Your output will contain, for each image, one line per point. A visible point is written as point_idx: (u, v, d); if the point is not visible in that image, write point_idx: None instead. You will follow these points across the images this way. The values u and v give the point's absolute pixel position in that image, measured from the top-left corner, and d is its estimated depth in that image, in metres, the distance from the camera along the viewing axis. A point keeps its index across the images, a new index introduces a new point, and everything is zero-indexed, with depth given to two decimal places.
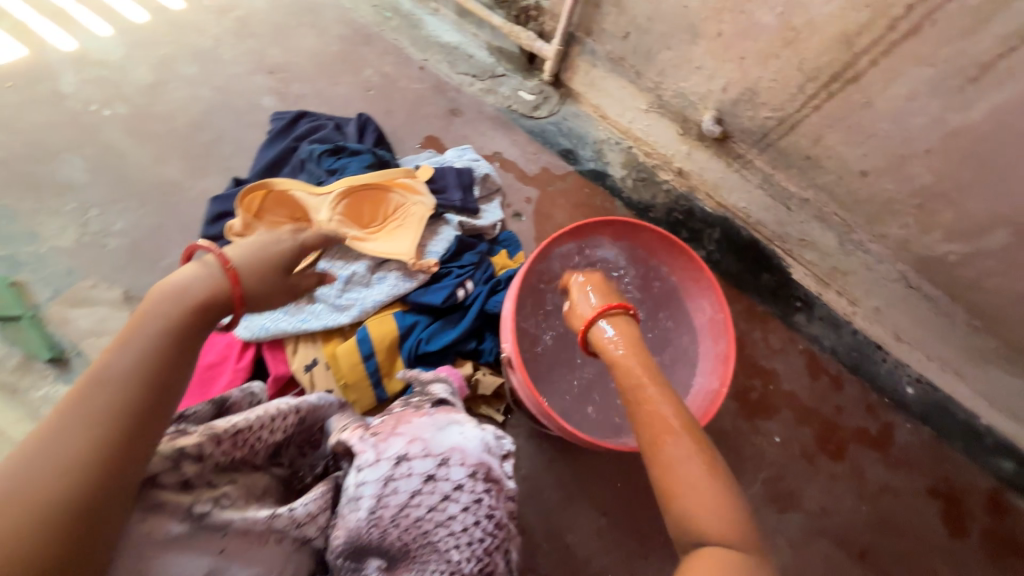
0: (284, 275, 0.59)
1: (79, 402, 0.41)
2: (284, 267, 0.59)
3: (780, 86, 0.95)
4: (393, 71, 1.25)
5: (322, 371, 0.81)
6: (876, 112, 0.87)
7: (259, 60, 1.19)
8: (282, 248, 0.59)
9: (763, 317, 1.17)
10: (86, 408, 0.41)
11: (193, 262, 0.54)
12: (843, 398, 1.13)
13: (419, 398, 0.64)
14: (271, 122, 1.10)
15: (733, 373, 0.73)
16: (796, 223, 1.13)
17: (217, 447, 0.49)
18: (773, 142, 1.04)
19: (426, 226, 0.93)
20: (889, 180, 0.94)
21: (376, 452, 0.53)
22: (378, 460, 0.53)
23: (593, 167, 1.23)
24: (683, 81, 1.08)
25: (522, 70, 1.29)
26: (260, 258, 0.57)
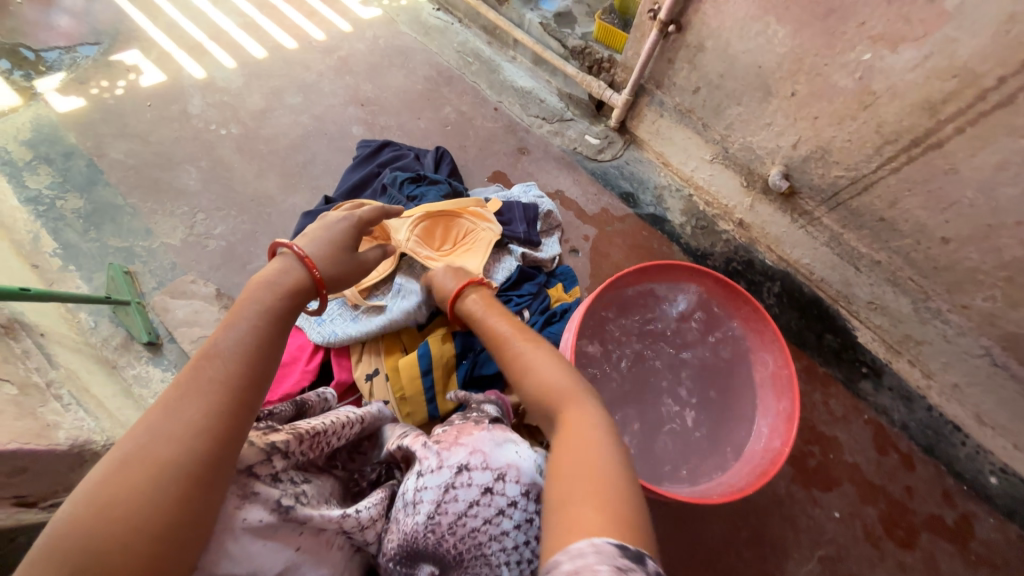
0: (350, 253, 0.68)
1: (197, 371, 0.45)
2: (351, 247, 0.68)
3: (855, 147, 0.94)
4: (470, 110, 1.35)
5: (381, 382, 0.85)
6: (961, 179, 0.85)
7: (354, 94, 1.33)
8: (342, 229, 0.68)
9: (824, 379, 1.11)
10: (203, 376, 0.45)
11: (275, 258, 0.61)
12: (914, 479, 1.04)
13: (477, 414, 0.65)
14: (358, 148, 1.21)
15: (797, 434, 0.71)
16: (865, 285, 1.09)
17: (299, 446, 0.52)
18: (844, 201, 1.03)
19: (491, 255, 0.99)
20: (974, 250, 0.90)
21: (438, 459, 0.56)
22: (440, 467, 0.55)
23: (652, 211, 1.26)
24: (752, 136, 1.09)
25: (589, 116, 1.36)
26: (328, 245, 0.66)
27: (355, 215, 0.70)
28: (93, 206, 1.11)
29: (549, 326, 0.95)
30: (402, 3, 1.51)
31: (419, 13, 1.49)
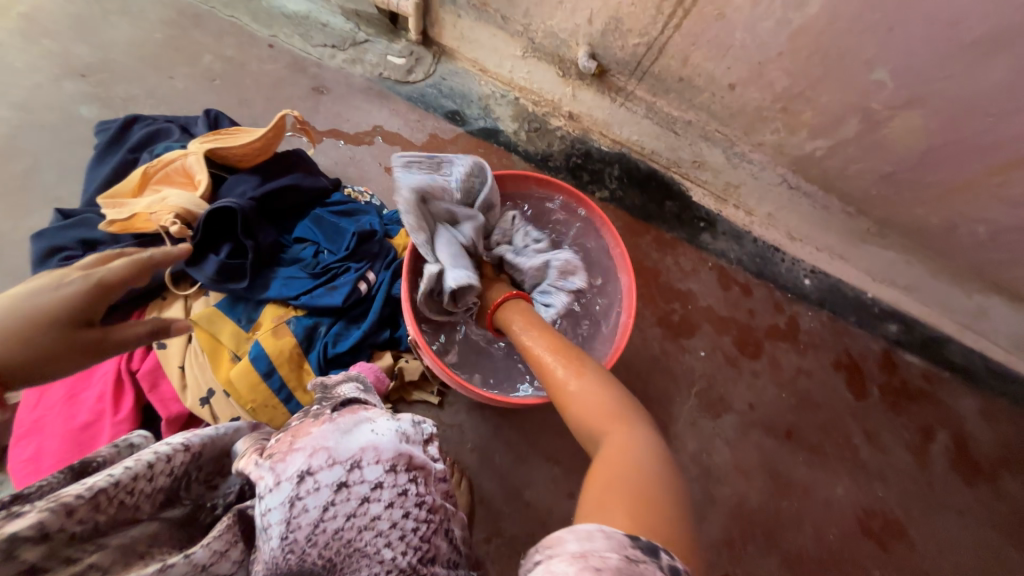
0: (68, 329, 0.45)
1: None
2: (73, 319, 0.46)
3: (639, 10, 0.93)
4: (238, 54, 1.10)
5: (222, 400, 0.74)
6: (729, 23, 0.88)
7: (64, 63, 1.00)
8: (64, 296, 0.45)
9: (672, 242, 1.21)
10: None
11: None
12: (754, 302, 1.22)
13: (322, 404, 0.55)
14: (96, 134, 0.93)
15: (636, 302, 0.78)
16: (686, 146, 1.17)
17: (67, 520, 0.43)
18: (648, 69, 1.05)
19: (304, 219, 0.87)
20: (754, 89, 0.98)
21: (275, 475, 0.46)
22: (279, 483, 0.46)
23: (483, 125, 1.19)
24: (550, 19, 1.03)
25: (386, 33, 1.19)
26: (22, 322, 0.43)
27: (90, 276, 0.47)
28: None
29: (399, 278, 0.86)
30: None
31: None
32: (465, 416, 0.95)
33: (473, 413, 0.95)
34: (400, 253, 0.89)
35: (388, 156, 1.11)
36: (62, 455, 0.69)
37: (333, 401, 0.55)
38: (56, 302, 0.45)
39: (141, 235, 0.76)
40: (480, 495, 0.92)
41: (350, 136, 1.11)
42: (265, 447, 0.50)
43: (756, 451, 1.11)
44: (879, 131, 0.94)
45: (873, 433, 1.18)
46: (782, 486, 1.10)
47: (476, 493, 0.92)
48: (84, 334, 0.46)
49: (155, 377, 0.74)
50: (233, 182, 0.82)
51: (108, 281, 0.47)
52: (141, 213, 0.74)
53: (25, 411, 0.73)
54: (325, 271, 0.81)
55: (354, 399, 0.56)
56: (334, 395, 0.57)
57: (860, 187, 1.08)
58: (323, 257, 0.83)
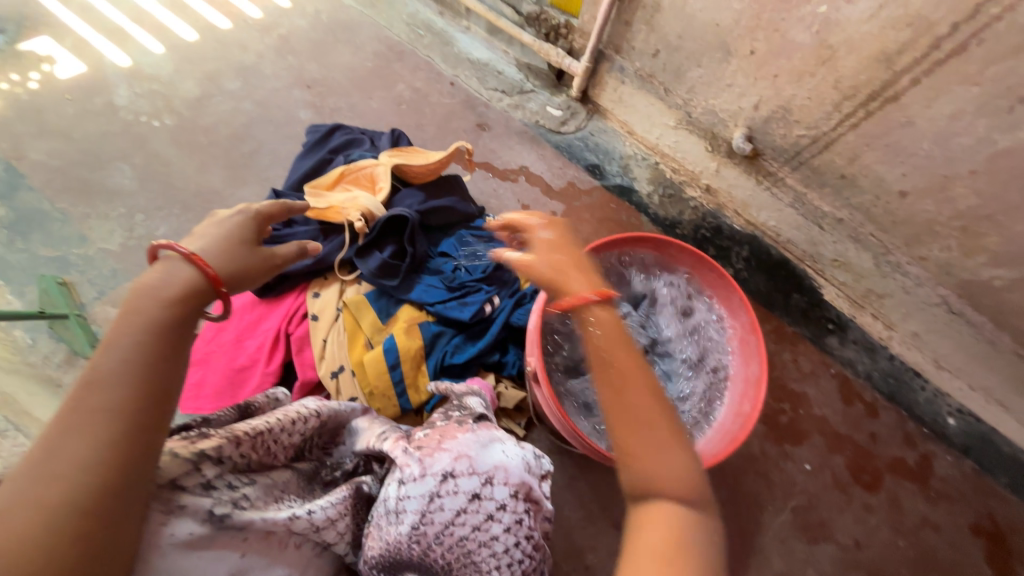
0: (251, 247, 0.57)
1: (80, 402, 0.39)
2: (251, 241, 0.58)
3: (814, 105, 0.93)
4: (424, 86, 1.28)
5: (348, 379, 0.82)
6: (917, 132, 0.85)
7: (298, 75, 1.24)
8: (239, 223, 0.58)
9: (793, 338, 1.14)
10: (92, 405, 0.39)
11: (157, 262, 0.49)
12: (879, 426, 1.08)
13: (461, 413, 0.60)
14: (307, 133, 1.13)
15: (765, 397, 0.71)
16: (830, 243, 1.11)
17: (237, 449, 0.51)
18: (807, 160, 1.02)
19: (447, 235, 0.96)
20: (929, 202, 0.91)
21: (421, 467, 0.50)
22: (423, 476, 0.49)
23: (619, 182, 1.24)
24: (713, 98, 1.07)
25: (549, 86, 1.31)
26: (222, 243, 0.55)
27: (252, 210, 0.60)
28: (16, 216, 0.99)
29: (519, 308, 0.91)
30: None
31: None
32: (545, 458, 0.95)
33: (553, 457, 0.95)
34: (523, 283, 0.96)
35: (526, 194, 1.20)
36: (220, 389, 0.82)
37: (471, 412, 0.60)
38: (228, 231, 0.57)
39: (327, 223, 0.91)
40: None
41: (498, 171, 1.22)
42: (410, 437, 0.55)
43: None
44: None
45: None
46: None
47: None
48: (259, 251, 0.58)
49: (301, 343, 0.85)
50: (407, 196, 0.94)
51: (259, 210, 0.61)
52: (335, 205, 0.89)
53: (201, 342, 0.87)
54: (460, 287, 0.89)
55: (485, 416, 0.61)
56: (466, 403, 0.63)
57: None
58: (461, 273, 0.91)
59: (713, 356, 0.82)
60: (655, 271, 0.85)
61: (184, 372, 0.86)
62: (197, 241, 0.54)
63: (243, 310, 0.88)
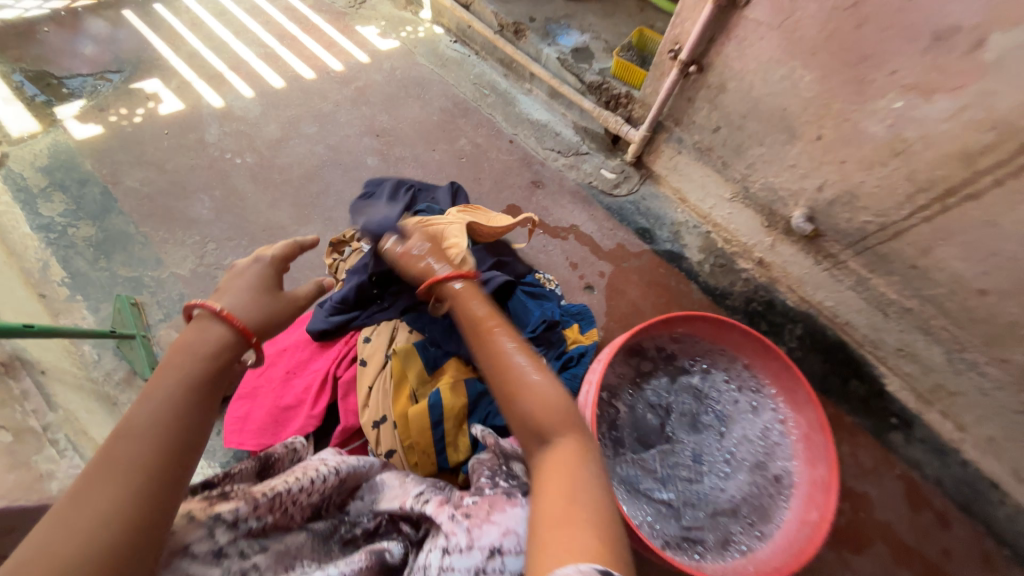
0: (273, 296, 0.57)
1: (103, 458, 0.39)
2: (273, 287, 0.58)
3: (884, 194, 0.91)
4: (485, 142, 1.34)
5: (388, 430, 0.81)
6: (1001, 232, 0.81)
7: (369, 125, 1.33)
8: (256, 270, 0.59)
9: (851, 429, 1.06)
10: (113, 461, 0.39)
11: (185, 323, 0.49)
12: (951, 540, 0.98)
13: (511, 484, 0.58)
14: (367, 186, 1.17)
15: (836, 505, 0.66)
16: (895, 332, 1.05)
17: (252, 511, 0.51)
18: (873, 246, 0.99)
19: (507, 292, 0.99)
20: (1013, 304, 0.86)
21: (469, 538, 0.49)
22: (470, 548, 0.49)
23: (669, 248, 1.23)
24: (774, 176, 1.06)
25: (605, 150, 1.35)
26: (247, 295, 0.55)
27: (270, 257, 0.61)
28: (104, 235, 1.07)
29: (564, 371, 0.91)
30: (420, 35, 1.52)
31: (436, 46, 1.50)
32: None
33: None
34: (568, 346, 0.95)
35: (575, 252, 1.21)
36: (264, 426, 0.84)
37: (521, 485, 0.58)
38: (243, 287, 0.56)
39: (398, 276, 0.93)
40: None
41: (549, 227, 1.24)
42: (459, 504, 0.55)
43: None
44: None
45: None
46: None
47: None
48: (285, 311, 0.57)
49: (348, 387, 0.86)
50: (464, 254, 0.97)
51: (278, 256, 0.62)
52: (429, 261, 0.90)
53: (252, 375, 0.89)
54: None
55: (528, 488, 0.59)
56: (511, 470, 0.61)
57: None
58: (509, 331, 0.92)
59: (777, 451, 0.76)
60: (716, 353, 0.82)
61: (232, 404, 0.87)
62: (224, 297, 0.55)
63: (296, 348, 0.91)
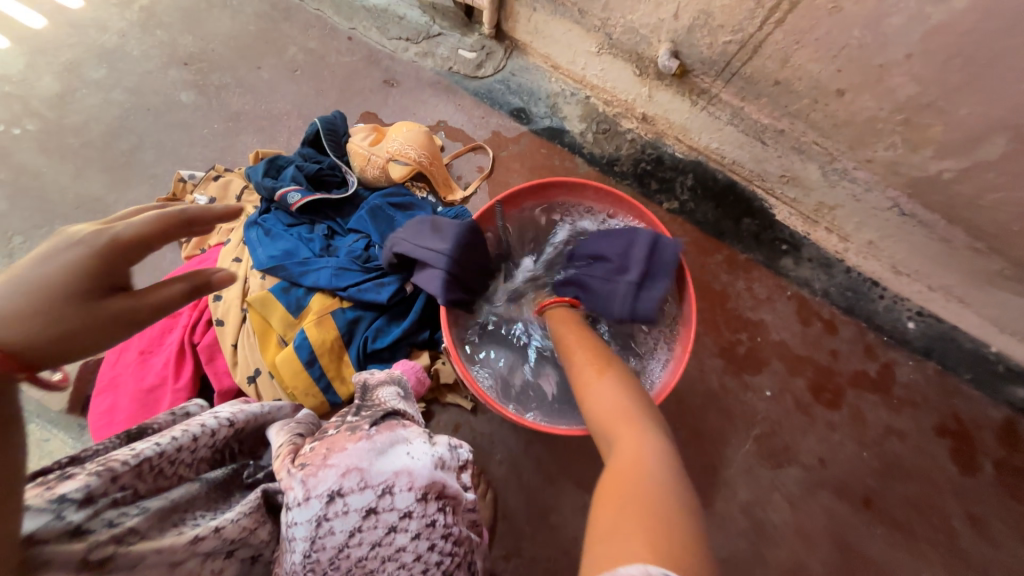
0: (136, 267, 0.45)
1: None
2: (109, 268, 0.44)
3: (735, 3, 0.83)
4: (319, 45, 1.14)
5: (266, 381, 0.77)
6: (846, 19, 0.75)
7: (171, 52, 1.09)
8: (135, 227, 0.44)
9: (746, 265, 1.09)
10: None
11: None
12: (838, 342, 1.05)
13: (364, 414, 0.54)
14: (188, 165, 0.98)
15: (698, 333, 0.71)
16: (774, 159, 1.03)
17: (113, 484, 0.47)
18: (738, 70, 0.93)
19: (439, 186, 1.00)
20: (869, 97, 0.83)
21: (305, 490, 0.46)
22: (309, 499, 0.46)
23: (548, 124, 1.14)
24: (631, 13, 0.95)
25: (460, 26, 1.17)
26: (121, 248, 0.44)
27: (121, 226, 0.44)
28: None
29: None
30: None
31: None
32: (498, 428, 0.91)
33: (506, 425, 0.92)
34: None
35: (447, 152, 1.10)
36: (132, 414, 0.76)
37: (373, 413, 0.54)
38: (76, 264, 0.43)
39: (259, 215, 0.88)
40: (503, 510, 0.88)
41: None
42: (298, 452, 0.50)
43: (821, 513, 0.96)
44: None
45: (979, 517, 0.97)
46: (851, 559, 0.94)
47: (498, 507, 0.88)
48: (109, 302, 0.44)
49: (211, 351, 0.79)
50: (334, 192, 0.89)
51: (125, 237, 0.44)
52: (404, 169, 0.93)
53: (108, 366, 0.81)
54: (377, 268, 0.82)
55: (393, 413, 0.55)
56: (374, 401, 0.57)
57: (998, 221, 0.88)
58: (375, 251, 0.85)
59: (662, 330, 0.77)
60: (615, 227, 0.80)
61: (93, 401, 0.79)
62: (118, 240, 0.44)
63: (144, 325, 0.81)
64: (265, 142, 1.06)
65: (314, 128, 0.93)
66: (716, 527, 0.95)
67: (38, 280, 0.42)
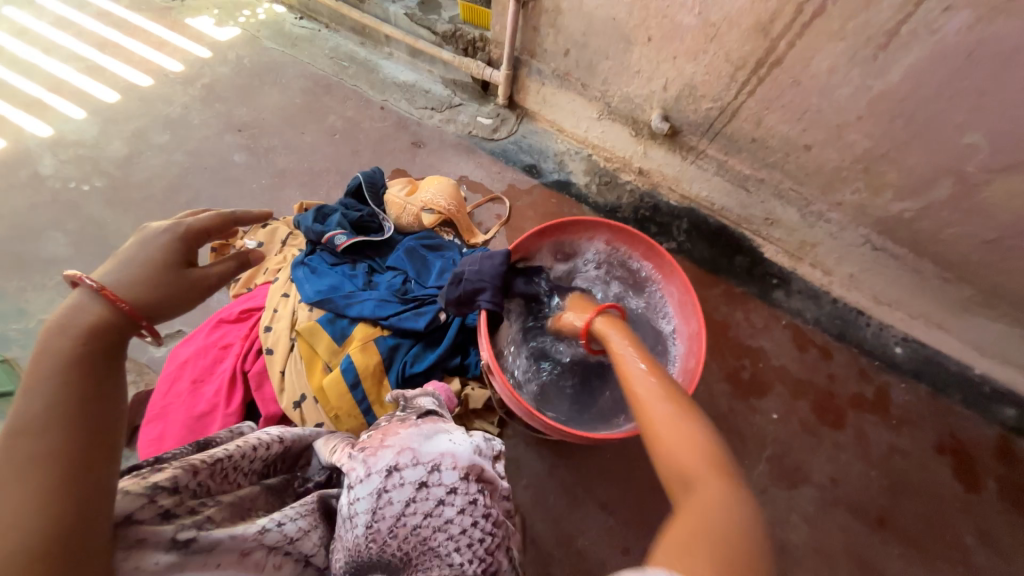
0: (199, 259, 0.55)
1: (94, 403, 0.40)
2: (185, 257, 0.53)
3: (713, 78, 1.00)
4: (356, 114, 1.31)
5: (311, 406, 0.82)
6: (805, 89, 0.92)
7: (228, 121, 1.25)
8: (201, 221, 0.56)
9: (742, 297, 1.19)
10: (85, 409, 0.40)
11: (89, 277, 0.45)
12: (834, 366, 1.13)
13: (406, 411, 0.62)
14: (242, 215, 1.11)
15: (706, 348, 0.77)
16: (758, 203, 1.17)
17: (194, 478, 0.48)
18: (720, 130, 1.10)
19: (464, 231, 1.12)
20: (832, 150, 0.99)
21: (366, 467, 0.52)
22: (369, 475, 0.51)
23: (557, 177, 1.29)
24: (626, 86, 1.13)
25: (477, 98, 1.36)
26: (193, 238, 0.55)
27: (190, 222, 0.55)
28: None
29: None
30: (261, 18, 1.42)
31: (282, 26, 1.41)
32: (523, 452, 0.96)
33: (531, 449, 0.96)
34: None
35: (468, 202, 1.24)
36: (181, 439, 0.80)
37: (415, 410, 0.62)
38: (161, 245, 0.52)
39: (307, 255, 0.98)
40: (530, 535, 0.90)
41: None
42: (356, 442, 0.57)
43: (838, 533, 0.98)
44: (976, 194, 0.90)
45: (989, 534, 1.00)
46: None
47: (526, 531, 0.90)
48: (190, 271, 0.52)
49: (260, 378, 0.85)
50: (374, 235, 1.00)
51: (197, 228, 0.55)
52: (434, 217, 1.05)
53: (158, 396, 0.85)
54: (414, 299, 0.91)
55: (432, 411, 0.63)
56: (415, 405, 0.64)
57: (957, 252, 1.01)
58: (411, 285, 0.95)
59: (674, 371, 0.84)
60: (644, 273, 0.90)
61: (143, 428, 0.83)
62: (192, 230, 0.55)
63: (196, 356, 0.87)
64: (307, 194, 1.19)
65: (356, 182, 1.06)
66: None
67: (134, 260, 0.50)
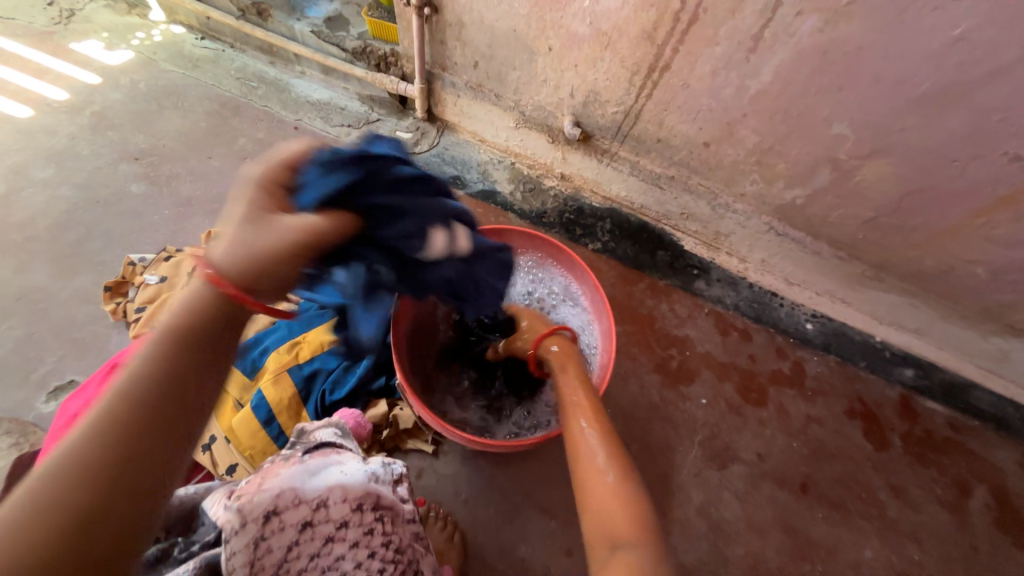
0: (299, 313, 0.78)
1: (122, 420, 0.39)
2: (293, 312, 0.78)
3: (614, 84, 1.05)
4: (267, 135, 1.26)
5: (221, 447, 0.79)
6: (695, 91, 0.98)
7: (124, 149, 1.17)
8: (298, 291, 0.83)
9: (666, 290, 1.24)
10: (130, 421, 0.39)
11: None
12: (754, 347, 1.20)
13: (299, 446, 0.59)
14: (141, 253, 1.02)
15: (615, 346, 0.80)
16: (672, 200, 1.24)
17: None
18: (628, 132, 1.15)
19: None
20: (727, 147, 1.05)
21: (239, 518, 0.46)
22: (243, 525, 0.46)
23: (481, 187, 1.29)
24: (537, 95, 1.16)
25: (396, 112, 1.35)
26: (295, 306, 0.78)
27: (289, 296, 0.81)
28: None
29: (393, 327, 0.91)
30: (157, 39, 1.34)
31: (181, 47, 1.34)
32: (460, 466, 0.94)
33: (468, 463, 0.95)
34: None
35: None
36: None
37: (307, 444, 0.58)
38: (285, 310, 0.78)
39: None
40: (473, 549, 0.89)
41: None
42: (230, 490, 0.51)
43: (767, 504, 1.03)
44: (852, 179, 0.99)
45: (899, 486, 1.09)
46: (801, 544, 1.01)
47: (467, 547, 0.88)
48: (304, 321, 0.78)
49: None
50: None
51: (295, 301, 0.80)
52: None
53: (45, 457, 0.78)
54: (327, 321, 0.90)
55: (327, 442, 0.60)
56: (308, 440, 0.60)
57: (846, 232, 1.10)
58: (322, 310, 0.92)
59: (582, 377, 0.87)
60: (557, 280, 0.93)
61: None
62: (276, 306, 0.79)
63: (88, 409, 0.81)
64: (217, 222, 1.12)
65: None
66: (679, 533, 0.99)
67: None
